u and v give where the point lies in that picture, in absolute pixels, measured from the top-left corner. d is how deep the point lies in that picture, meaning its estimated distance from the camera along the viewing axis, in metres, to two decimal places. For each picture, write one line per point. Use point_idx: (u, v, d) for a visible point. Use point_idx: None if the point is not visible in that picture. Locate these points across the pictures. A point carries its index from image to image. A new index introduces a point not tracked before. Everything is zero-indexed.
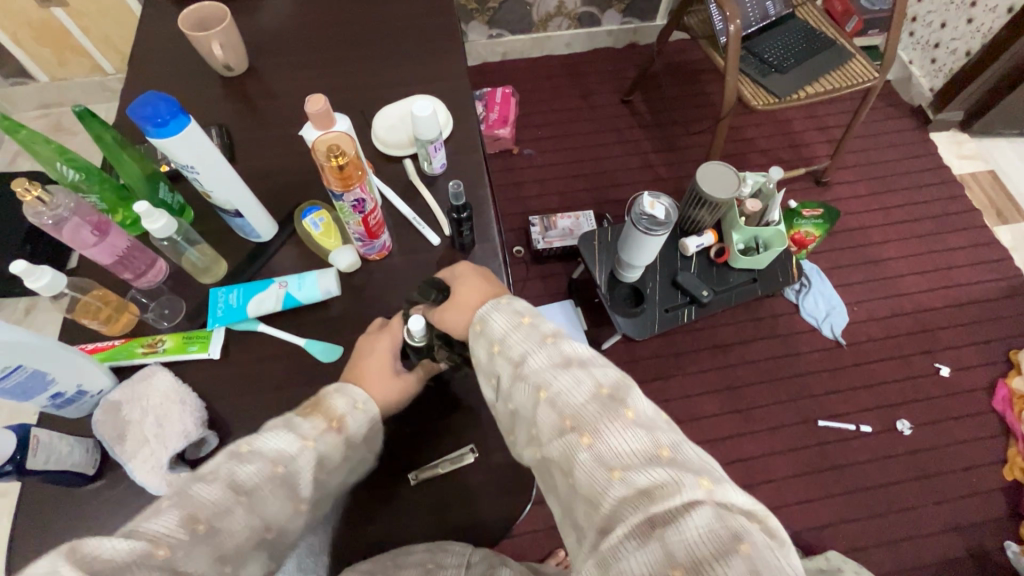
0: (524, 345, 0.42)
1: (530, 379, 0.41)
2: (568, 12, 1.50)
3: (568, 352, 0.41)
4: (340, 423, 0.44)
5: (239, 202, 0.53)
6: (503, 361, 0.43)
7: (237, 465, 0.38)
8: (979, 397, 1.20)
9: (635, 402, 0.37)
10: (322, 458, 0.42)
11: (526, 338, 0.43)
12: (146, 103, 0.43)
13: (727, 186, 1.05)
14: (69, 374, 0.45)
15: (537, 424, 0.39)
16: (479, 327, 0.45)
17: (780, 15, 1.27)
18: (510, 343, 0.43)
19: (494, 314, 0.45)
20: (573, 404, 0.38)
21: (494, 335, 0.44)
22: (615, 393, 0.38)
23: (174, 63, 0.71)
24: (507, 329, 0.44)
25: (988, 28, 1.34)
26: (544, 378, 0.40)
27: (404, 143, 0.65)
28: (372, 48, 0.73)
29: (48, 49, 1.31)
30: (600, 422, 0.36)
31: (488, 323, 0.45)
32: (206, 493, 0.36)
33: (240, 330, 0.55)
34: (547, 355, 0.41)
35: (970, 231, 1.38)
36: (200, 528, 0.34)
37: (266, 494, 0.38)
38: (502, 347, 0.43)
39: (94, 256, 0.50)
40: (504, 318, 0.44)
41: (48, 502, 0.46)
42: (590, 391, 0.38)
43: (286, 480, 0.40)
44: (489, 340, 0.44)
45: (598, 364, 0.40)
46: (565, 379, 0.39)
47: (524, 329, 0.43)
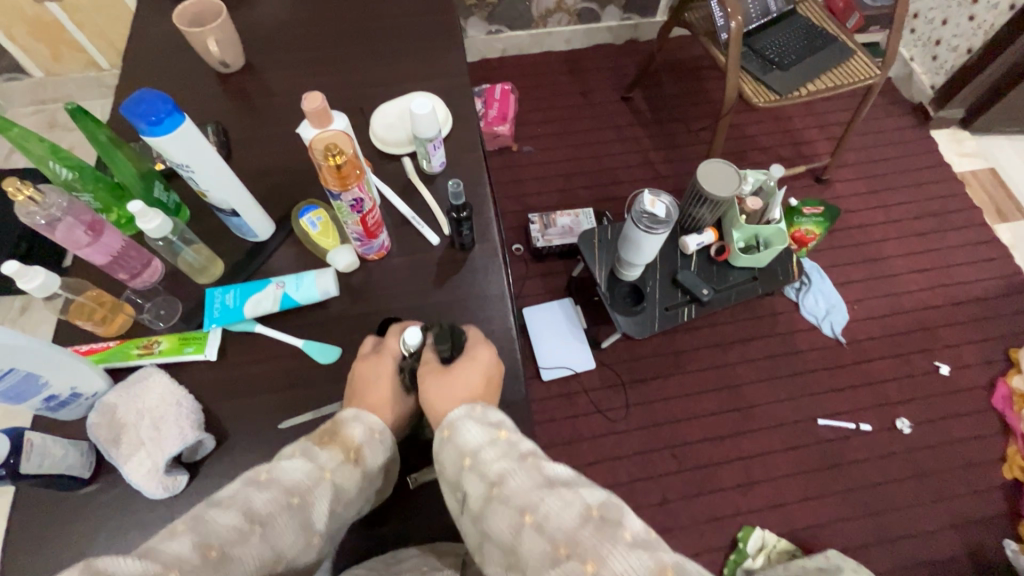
0: (502, 465, 0.39)
1: (512, 502, 0.37)
2: (567, 8, 1.49)
3: (549, 470, 0.38)
4: (357, 454, 0.44)
5: (235, 201, 0.52)
6: (478, 480, 0.39)
7: (254, 492, 0.38)
8: (978, 395, 1.20)
9: (630, 521, 0.35)
10: (339, 490, 0.42)
11: (504, 456, 0.40)
12: (140, 101, 0.43)
13: (728, 183, 1.04)
14: (63, 377, 0.44)
15: (521, 554, 0.35)
16: (448, 434, 0.42)
17: (781, 11, 1.26)
18: (485, 460, 0.39)
19: (468, 424, 0.42)
20: (564, 527, 0.34)
21: (467, 448, 0.41)
22: (607, 513, 0.35)
23: (169, 60, 0.70)
24: (483, 444, 0.41)
25: (990, 25, 1.33)
26: (528, 500, 0.36)
27: (403, 141, 0.64)
28: (370, 44, 0.72)
29: (42, 44, 1.30)
30: (599, 545, 0.33)
31: (460, 433, 0.41)
32: (221, 519, 0.36)
33: (237, 331, 0.54)
34: (527, 475, 0.38)
35: (970, 229, 1.38)
36: (212, 554, 0.34)
37: (279, 524, 0.38)
38: (476, 463, 0.40)
39: (89, 256, 0.49)
40: (478, 431, 0.41)
41: (42, 506, 0.46)
42: (580, 513, 0.35)
43: (301, 512, 0.39)
44: (462, 455, 0.41)
45: (582, 483, 0.37)
46: (552, 500, 0.36)
47: (501, 445, 0.40)
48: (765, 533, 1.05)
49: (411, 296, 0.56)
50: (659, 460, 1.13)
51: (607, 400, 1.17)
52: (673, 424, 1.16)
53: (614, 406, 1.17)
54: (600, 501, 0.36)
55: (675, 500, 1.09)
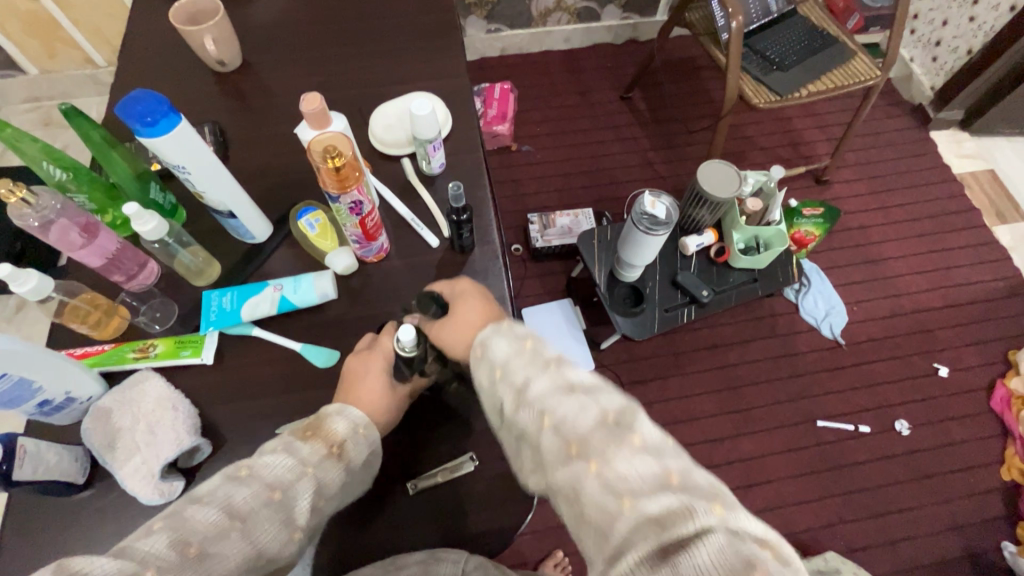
0: (528, 371, 0.41)
1: (534, 406, 0.40)
2: (567, 7, 1.48)
3: (572, 379, 0.41)
4: (340, 449, 0.43)
5: (232, 203, 0.52)
6: (505, 387, 0.42)
7: (234, 488, 0.38)
8: (977, 398, 1.20)
9: (642, 427, 0.37)
10: (321, 484, 0.41)
11: (530, 363, 0.42)
12: (136, 101, 0.42)
13: (728, 185, 1.04)
14: (57, 381, 0.44)
15: (542, 450, 0.39)
16: (479, 352, 0.44)
17: (781, 11, 1.26)
18: (513, 369, 0.42)
19: (496, 338, 0.44)
20: (578, 429, 0.37)
21: (496, 358, 0.43)
22: (620, 420, 0.37)
23: (165, 58, 0.69)
24: (510, 354, 0.43)
25: (990, 27, 1.33)
26: (549, 403, 0.39)
27: (402, 142, 0.63)
28: (369, 43, 0.71)
29: (37, 41, 1.28)
30: (607, 447, 0.36)
31: (489, 348, 0.44)
32: (200, 517, 0.36)
33: (234, 334, 0.53)
34: (550, 381, 0.40)
35: (969, 231, 1.38)
36: (190, 551, 0.34)
37: (260, 520, 0.38)
38: (504, 372, 0.42)
39: (83, 258, 0.49)
40: (507, 344, 0.43)
41: (35, 512, 0.45)
42: (596, 416, 0.37)
43: (282, 507, 0.39)
44: (491, 365, 0.43)
45: (603, 390, 0.40)
46: (570, 406, 0.38)
47: (527, 355, 0.43)
48: None
49: (410, 298, 0.56)
50: None
51: None
52: (672, 425, 1.16)
53: None
54: (615, 409, 0.38)
55: None
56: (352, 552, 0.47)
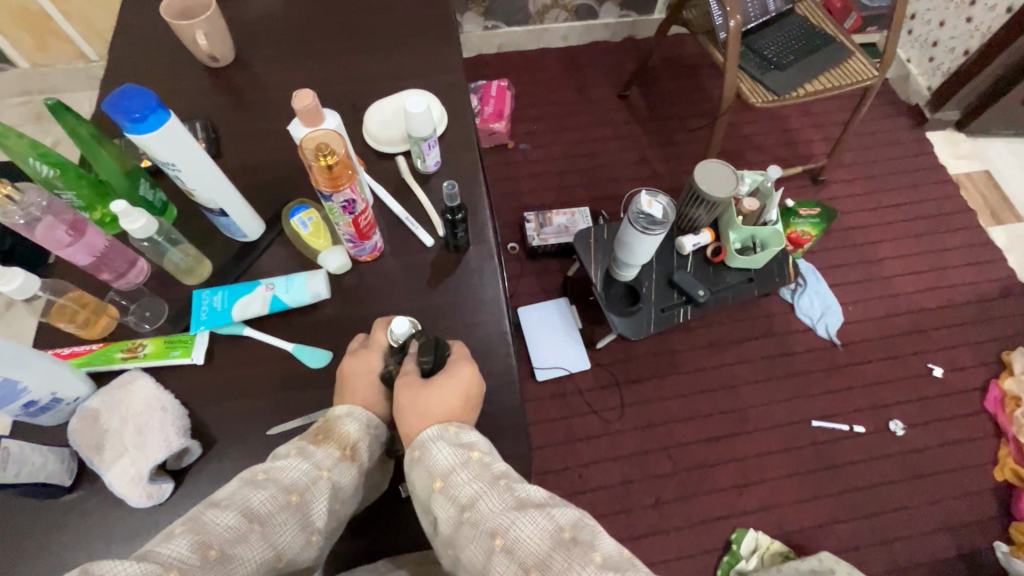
0: (475, 487, 0.39)
1: (483, 525, 0.37)
2: (565, 4, 1.47)
3: (519, 492, 0.39)
4: (353, 451, 0.43)
5: (223, 200, 0.51)
6: (449, 502, 0.39)
7: (252, 491, 0.38)
8: (971, 398, 1.20)
9: (599, 542, 0.36)
10: (336, 487, 0.41)
11: (476, 478, 0.40)
12: (124, 97, 0.41)
13: (725, 184, 1.03)
14: (43, 382, 0.43)
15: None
16: (418, 455, 0.41)
17: (780, 11, 1.25)
18: (457, 484, 0.39)
19: (440, 445, 0.41)
20: (534, 550, 0.35)
21: (438, 469, 0.40)
22: (576, 535, 0.36)
23: (156, 53, 0.68)
24: (454, 466, 0.40)
25: (987, 28, 1.33)
26: (499, 523, 0.37)
27: (397, 140, 0.63)
28: (364, 39, 0.70)
29: (27, 34, 1.27)
30: (567, 568, 0.34)
31: (432, 455, 0.41)
32: (220, 520, 0.35)
33: (225, 334, 0.53)
34: (498, 497, 0.38)
35: (964, 232, 1.38)
36: (212, 554, 0.33)
37: (278, 523, 0.37)
38: (448, 486, 0.40)
39: (71, 257, 0.48)
40: (451, 452, 0.41)
41: (20, 515, 0.44)
42: (552, 534, 0.36)
43: (300, 510, 0.39)
44: (433, 475, 0.40)
45: (555, 504, 0.38)
46: (523, 523, 0.36)
47: (473, 466, 0.40)
48: (758, 535, 1.05)
49: (403, 299, 0.55)
50: (653, 462, 1.12)
51: (602, 401, 1.17)
52: (667, 425, 1.16)
53: (609, 406, 1.17)
54: (569, 523, 0.37)
55: (669, 501, 1.09)
56: (343, 555, 0.47)
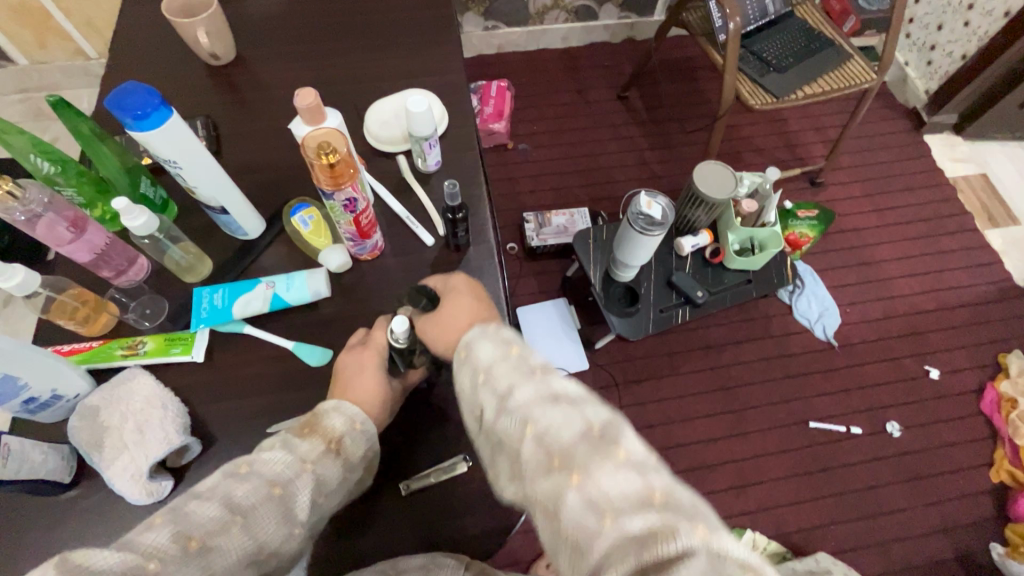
0: (511, 379, 0.40)
1: (516, 413, 0.38)
2: (565, 5, 1.48)
3: (556, 386, 0.39)
4: (338, 444, 0.43)
5: (225, 198, 0.51)
6: (488, 392, 0.40)
7: (234, 484, 0.38)
8: (967, 400, 1.21)
9: (627, 443, 0.35)
10: (320, 480, 0.41)
11: (515, 370, 0.40)
12: (126, 94, 0.41)
13: (725, 186, 1.04)
14: (43, 378, 0.43)
15: (522, 459, 0.37)
16: (464, 354, 0.43)
17: (779, 13, 1.26)
18: (497, 375, 0.40)
19: (483, 341, 0.42)
20: (562, 441, 0.36)
21: (479, 361, 0.41)
22: (606, 432, 0.36)
23: (158, 51, 0.68)
24: (496, 360, 0.41)
25: (984, 32, 1.34)
26: (532, 412, 0.37)
27: (397, 139, 0.63)
28: (365, 38, 0.71)
29: (27, 30, 1.27)
30: (589, 462, 0.34)
31: (475, 351, 0.42)
32: (201, 512, 0.36)
33: (224, 332, 0.53)
34: (534, 389, 0.39)
35: (961, 234, 1.39)
36: (191, 545, 0.34)
37: (260, 515, 0.37)
38: (488, 377, 0.41)
39: (71, 253, 0.48)
40: (492, 348, 0.42)
41: (19, 511, 0.44)
42: (582, 428, 0.36)
43: (282, 503, 0.39)
44: (475, 368, 0.42)
45: (589, 403, 0.38)
46: (554, 416, 0.37)
47: (512, 361, 0.41)
48: (756, 536, 1.05)
49: (404, 297, 0.55)
50: None
51: None
52: (665, 425, 1.16)
53: None
54: (601, 422, 0.36)
55: None
56: (343, 552, 0.47)
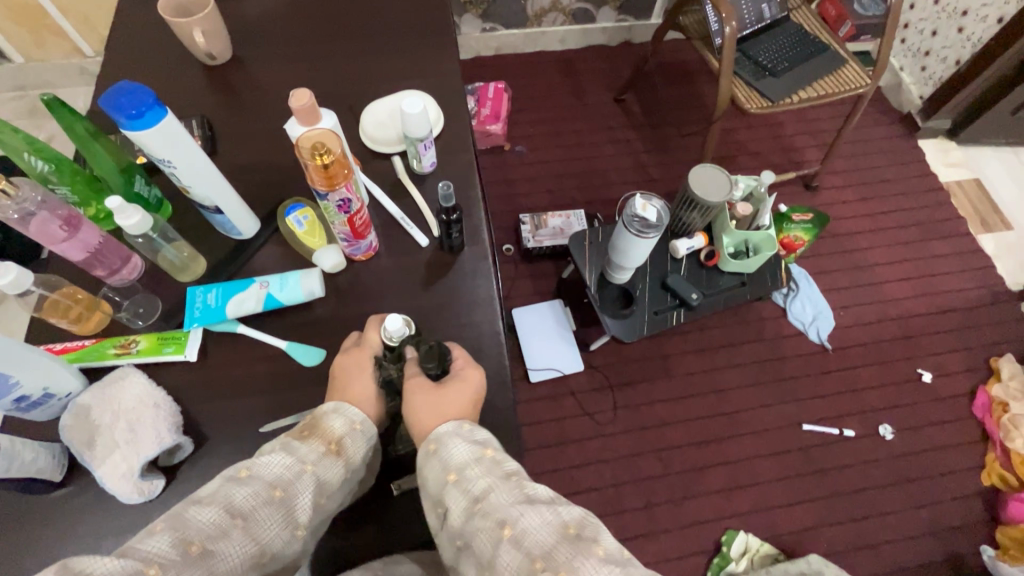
0: (486, 481, 0.40)
1: (492, 516, 0.38)
2: (562, 8, 1.48)
3: (530, 489, 0.40)
4: (338, 446, 0.43)
5: (219, 198, 0.51)
6: (461, 493, 0.40)
7: (235, 488, 0.38)
8: (959, 403, 1.22)
9: (604, 539, 0.37)
10: (321, 482, 0.41)
11: (489, 472, 0.40)
12: (121, 93, 0.41)
13: (719, 189, 1.04)
14: (35, 376, 0.43)
15: (496, 565, 0.36)
16: (434, 448, 0.42)
17: (775, 18, 1.27)
18: (471, 476, 0.40)
19: (455, 439, 0.42)
20: (541, 542, 0.36)
21: (452, 461, 0.41)
22: (582, 531, 0.37)
23: (153, 50, 0.68)
24: (468, 461, 0.41)
25: (978, 37, 1.35)
26: (509, 514, 0.38)
27: (393, 140, 0.63)
28: (361, 39, 0.71)
29: (23, 28, 1.26)
30: (573, 561, 0.35)
31: (446, 449, 0.42)
32: (201, 516, 0.35)
33: (217, 331, 0.53)
34: (509, 490, 0.39)
35: (955, 239, 1.40)
36: (194, 549, 0.34)
37: (261, 518, 0.37)
38: (461, 479, 0.40)
39: (65, 252, 0.48)
40: (465, 446, 0.42)
41: (8, 510, 0.44)
42: (560, 529, 0.37)
43: (284, 504, 0.39)
44: (446, 468, 0.41)
45: (562, 502, 0.39)
46: (532, 517, 0.37)
47: (486, 462, 0.41)
48: (748, 537, 1.05)
49: (397, 298, 0.55)
50: (645, 464, 1.13)
51: (595, 403, 1.17)
52: (659, 427, 1.16)
53: (602, 408, 1.17)
54: (576, 520, 0.38)
55: (661, 503, 1.09)
56: (334, 552, 0.47)
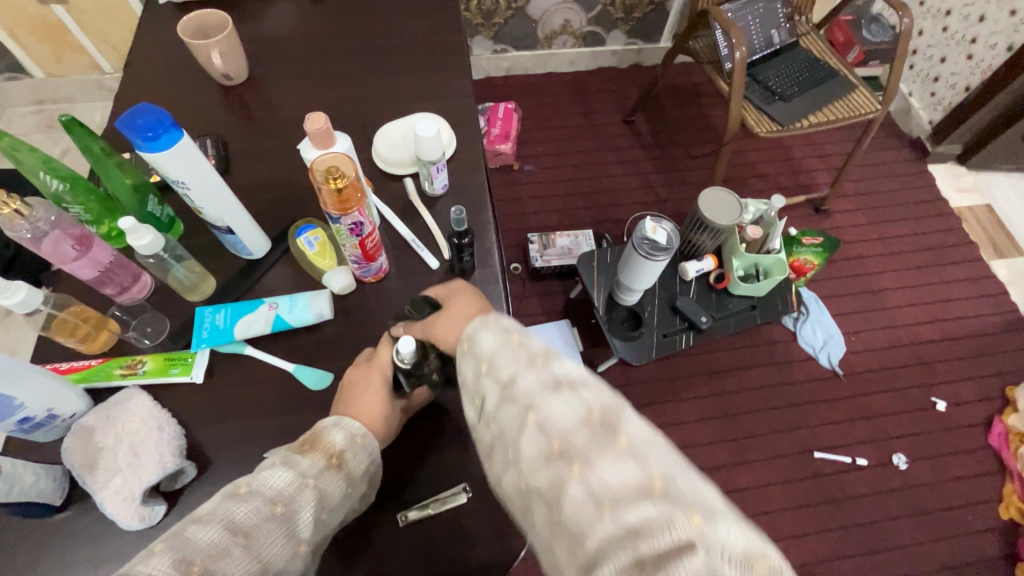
0: (513, 366, 0.39)
1: (516, 403, 0.37)
2: (573, 31, 1.51)
3: (559, 370, 0.38)
4: (340, 459, 0.42)
5: (231, 218, 0.51)
6: (491, 382, 0.40)
7: (235, 504, 0.37)
8: (975, 433, 1.19)
9: (627, 427, 0.34)
10: (323, 496, 0.40)
11: (515, 359, 0.40)
12: (138, 115, 0.41)
13: (729, 213, 1.04)
14: (39, 398, 0.42)
15: (520, 449, 0.37)
16: (467, 348, 0.43)
17: (784, 43, 1.29)
18: (499, 365, 0.40)
19: (484, 330, 0.42)
20: (561, 427, 0.35)
21: (482, 353, 0.41)
22: (607, 417, 0.35)
23: (171, 71, 0.69)
24: (497, 350, 0.41)
25: (987, 65, 1.37)
26: (532, 401, 0.37)
27: (405, 162, 0.63)
28: (376, 62, 0.71)
29: (45, 46, 1.30)
30: (588, 449, 0.33)
31: (477, 341, 0.42)
32: (202, 534, 0.34)
33: (225, 352, 0.52)
34: (535, 375, 0.38)
35: (966, 265, 1.39)
36: (194, 570, 0.33)
37: (264, 535, 0.36)
38: (491, 368, 0.40)
39: (75, 271, 0.47)
40: (493, 338, 0.42)
41: (7, 536, 0.43)
42: (581, 416, 0.35)
43: (286, 520, 0.37)
44: (478, 360, 0.42)
45: (590, 387, 0.37)
46: (553, 402, 0.36)
47: (514, 348, 0.41)
48: None
49: None
50: None
51: None
52: None
53: None
54: (602, 407, 0.35)
55: None
56: None
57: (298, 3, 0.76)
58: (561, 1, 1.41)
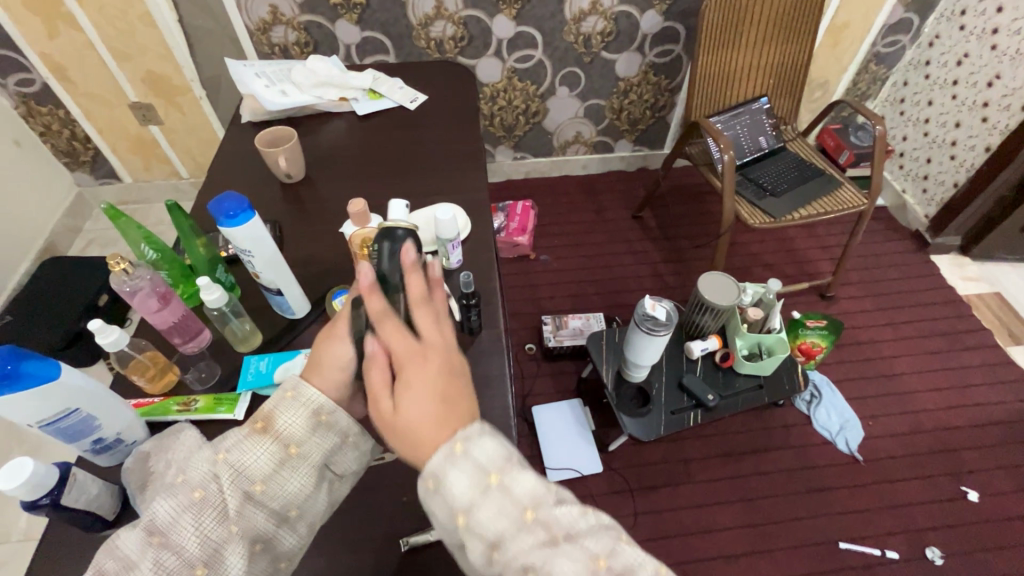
0: (502, 524, 0.37)
1: (516, 566, 0.36)
2: (584, 140, 1.71)
3: (551, 521, 0.38)
4: (265, 423, 0.44)
5: (282, 282, 0.62)
6: (476, 539, 0.37)
7: (159, 501, 0.41)
8: (1016, 527, 1.12)
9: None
10: (240, 469, 0.42)
11: (502, 506, 0.37)
12: (224, 201, 0.55)
13: (729, 294, 1.11)
14: (114, 422, 0.51)
15: None
16: (434, 486, 0.38)
17: (773, 147, 1.44)
18: (481, 515, 0.37)
19: (455, 468, 0.38)
20: None
21: (457, 502, 0.37)
22: (611, 562, 0.37)
23: (245, 172, 0.86)
24: (475, 498, 0.37)
25: (970, 164, 1.47)
26: (536, 562, 0.35)
27: (427, 242, 0.75)
28: (410, 165, 0.87)
29: (138, 157, 1.56)
30: None
31: (448, 483, 0.38)
32: (127, 544, 0.39)
33: (266, 395, 0.60)
34: (530, 533, 0.37)
35: (982, 351, 1.39)
36: None
37: (182, 526, 0.40)
38: (472, 519, 0.37)
39: (153, 321, 0.58)
40: (469, 477, 0.38)
41: (65, 547, 0.50)
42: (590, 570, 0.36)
43: (203, 506, 0.41)
44: (453, 507, 0.38)
45: (586, 532, 0.38)
46: (559, 564, 0.35)
47: (495, 489, 0.38)
48: None
49: None
50: None
51: (614, 506, 1.15)
52: (683, 537, 1.11)
53: (623, 513, 1.14)
54: (603, 552, 0.37)
55: None
56: None
57: (351, 121, 0.95)
58: (574, 117, 1.63)
